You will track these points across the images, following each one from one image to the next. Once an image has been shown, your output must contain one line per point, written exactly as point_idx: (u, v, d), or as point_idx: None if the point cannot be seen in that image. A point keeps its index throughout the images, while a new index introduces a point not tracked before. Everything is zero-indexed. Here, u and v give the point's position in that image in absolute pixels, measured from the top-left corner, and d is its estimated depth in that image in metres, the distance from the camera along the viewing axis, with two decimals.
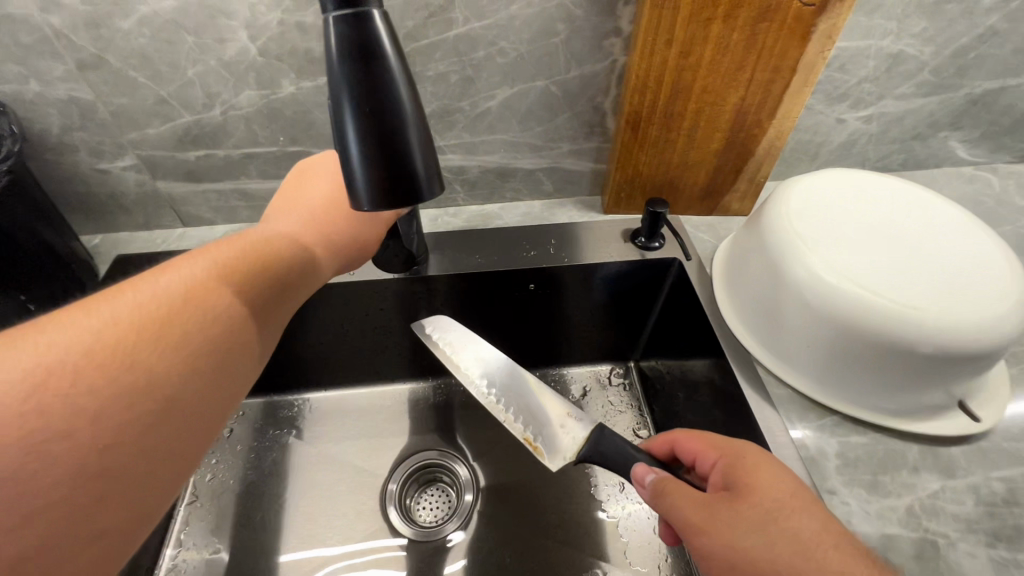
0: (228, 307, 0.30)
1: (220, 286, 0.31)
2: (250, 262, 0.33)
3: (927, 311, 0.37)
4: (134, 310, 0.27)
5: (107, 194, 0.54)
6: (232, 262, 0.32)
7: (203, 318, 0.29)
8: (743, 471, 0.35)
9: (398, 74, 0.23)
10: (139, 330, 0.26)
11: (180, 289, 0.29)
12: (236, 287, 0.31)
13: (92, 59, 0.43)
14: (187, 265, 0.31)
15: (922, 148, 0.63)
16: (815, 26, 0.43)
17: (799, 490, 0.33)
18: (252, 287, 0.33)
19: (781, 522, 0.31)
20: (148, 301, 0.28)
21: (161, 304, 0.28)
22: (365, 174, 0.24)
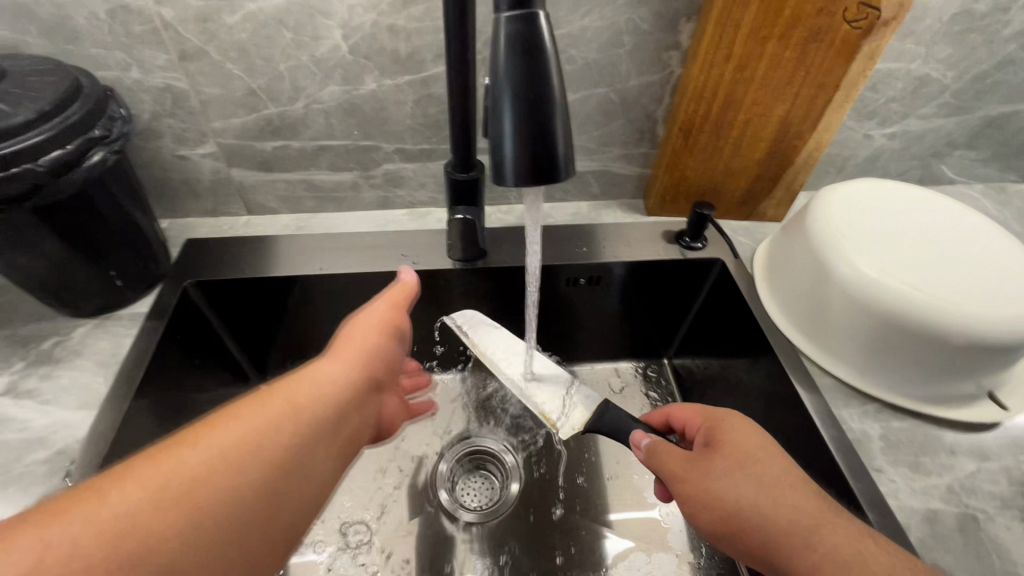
0: (265, 476, 0.30)
1: (261, 450, 0.30)
2: (294, 418, 0.33)
3: (967, 306, 0.41)
4: (166, 488, 0.26)
5: (183, 180, 0.56)
6: (277, 418, 0.32)
7: (258, 458, 0.30)
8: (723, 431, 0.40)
9: (552, 66, 0.26)
10: (165, 511, 0.25)
11: (217, 460, 0.28)
12: (278, 450, 0.31)
13: (195, 50, 0.46)
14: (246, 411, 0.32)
15: (939, 166, 0.68)
16: (860, 48, 0.47)
17: (769, 443, 0.38)
18: (312, 419, 0.33)
19: (754, 471, 0.36)
20: (184, 475, 0.27)
21: (195, 476, 0.27)
22: (514, 153, 0.27)
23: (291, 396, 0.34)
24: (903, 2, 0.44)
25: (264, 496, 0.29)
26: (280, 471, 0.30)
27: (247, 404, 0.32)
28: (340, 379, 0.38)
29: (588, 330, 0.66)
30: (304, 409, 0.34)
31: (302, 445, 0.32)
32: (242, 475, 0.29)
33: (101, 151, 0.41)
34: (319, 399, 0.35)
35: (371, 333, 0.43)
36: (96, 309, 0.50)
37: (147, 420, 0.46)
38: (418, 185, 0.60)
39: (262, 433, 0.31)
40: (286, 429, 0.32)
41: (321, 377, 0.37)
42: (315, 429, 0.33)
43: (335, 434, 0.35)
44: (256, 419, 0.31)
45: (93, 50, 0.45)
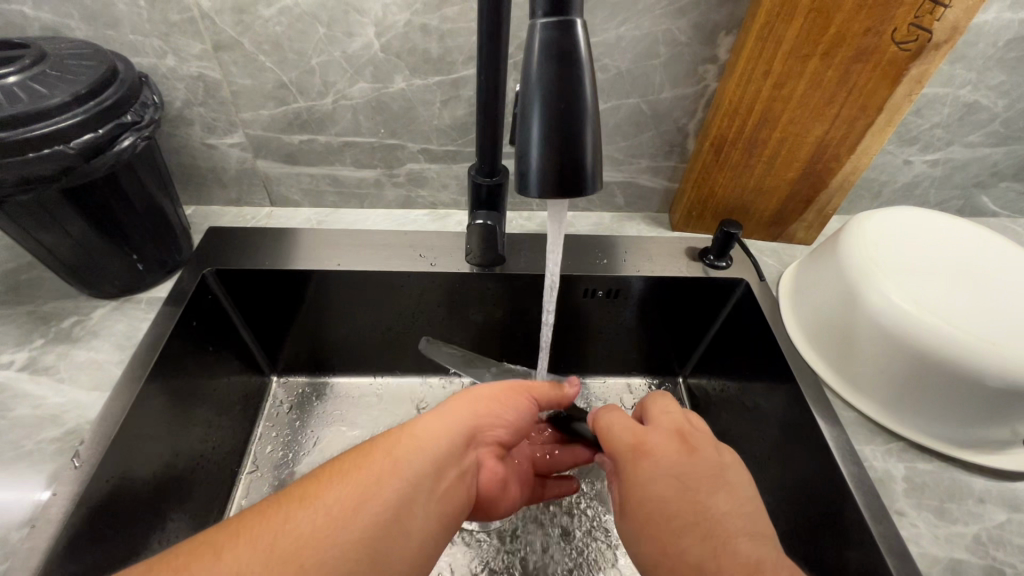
0: (366, 535, 0.29)
1: (363, 506, 0.30)
2: (397, 475, 0.32)
3: (1010, 348, 0.39)
4: (275, 545, 0.28)
5: (210, 168, 0.57)
6: (381, 476, 0.32)
7: (360, 525, 0.30)
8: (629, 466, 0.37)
9: (586, 76, 0.25)
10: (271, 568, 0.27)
11: (320, 519, 0.29)
12: (380, 507, 0.31)
13: (229, 41, 0.46)
14: (355, 474, 0.32)
15: (982, 197, 0.65)
16: (907, 70, 0.45)
17: (667, 505, 0.34)
18: (412, 484, 0.33)
19: (645, 513, 0.35)
20: (290, 533, 0.28)
21: (301, 533, 0.28)
22: (541, 163, 0.26)
23: (398, 453, 0.34)
24: (956, 25, 0.42)
25: (365, 555, 0.29)
26: (382, 532, 0.30)
27: (355, 467, 0.33)
28: (445, 433, 0.36)
29: (603, 343, 0.65)
30: (409, 467, 0.33)
31: (405, 506, 0.32)
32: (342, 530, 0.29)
33: (132, 136, 0.41)
34: (424, 455, 0.34)
35: (481, 392, 0.41)
36: (118, 291, 0.51)
37: (159, 404, 0.47)
38: (441, 186, 0.60)
39: (367, 492, 0.31)
40: (385, 494, 0.31)
41: (429, 432, 0.36)
42: (417, 488, 0.33)
43: (437, 494, 0.34)
44: (357, 485, 0.31)
45: (131, 36, 0.45)
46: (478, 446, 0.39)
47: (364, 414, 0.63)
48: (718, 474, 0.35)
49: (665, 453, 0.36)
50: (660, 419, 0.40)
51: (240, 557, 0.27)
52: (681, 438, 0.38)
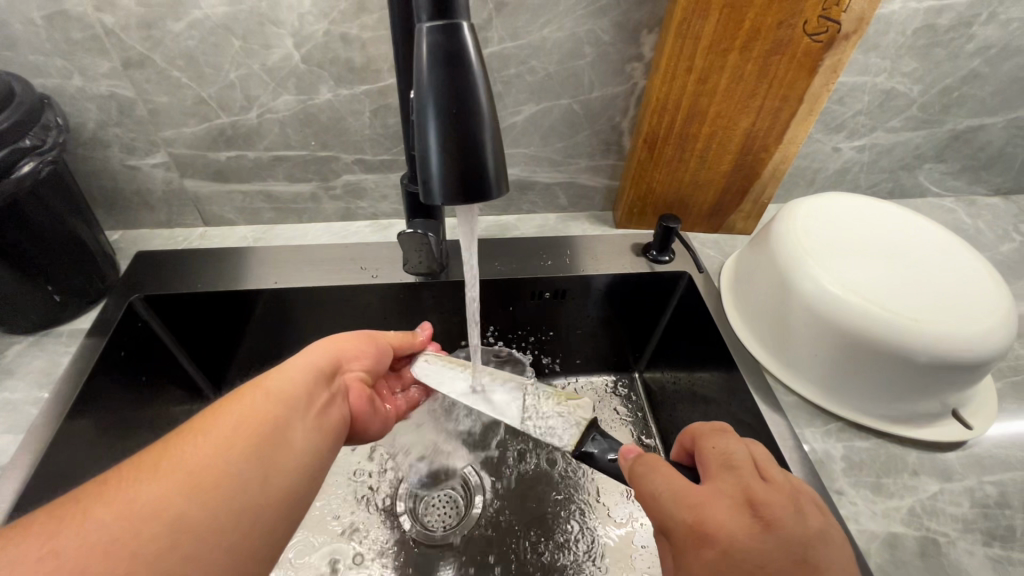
0: (252, 448, 0.30)
1: (244, 426, 0.31)
2: (271, 401, 0.34)
3: (928, 323, 0.40)
4: (160, 471, 0.27)
5: (135, 191, 0.54)
6: (256, 405, 0.33)
7: (245, 436, 0.31)
8: (689, 541, 0.30)
9: (478, 79, 0.25)
10: (168, 485, 0.26)
11: (204, 443, 0.29)
12: (260, 425, 0.32)
13: (139, 58, 0.44)
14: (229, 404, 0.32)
15: (909, 178, 0.68)
16: (821, 61, 0.46)
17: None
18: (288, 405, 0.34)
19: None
20: (175, 459, 0.28)
21: (187, 458, 0.28)
22: (442, 169, 0.25)
23: (266, 385, 0.35)
24: (862, 16, 0.44)
25: (259, 462, 0.30)
26: (270, 446, 0.31)
27: (228, 399, 0.33)
28: (309, 368, 0.39)
29: (558, 344, 0.65)
30: (280, 394, 0.35)
31: (285, 423, 0.33)
32: (230, 446, 0.30)
33: (33, 161, 0.39)
34: (293, 384, 0.36)
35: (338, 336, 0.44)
36: (36, 325, 0.48)
37: (85, 442, 0.44)
38: (381, 196, 0.59)
39: (246, 416, 0.32)
40: (266, 412, 0.33)
41: (292, 369, 0.38)
42: (293, 410, 0.34)
43: (315, 414, 0.36)
44: (235, 411, 0.32)
45: (30, 56, 0.43)
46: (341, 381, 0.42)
47: None
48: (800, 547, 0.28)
49: (736, 522, 0.29)
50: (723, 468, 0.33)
51: (124, 490, 0.26)
52: (749, 505, 0.30)
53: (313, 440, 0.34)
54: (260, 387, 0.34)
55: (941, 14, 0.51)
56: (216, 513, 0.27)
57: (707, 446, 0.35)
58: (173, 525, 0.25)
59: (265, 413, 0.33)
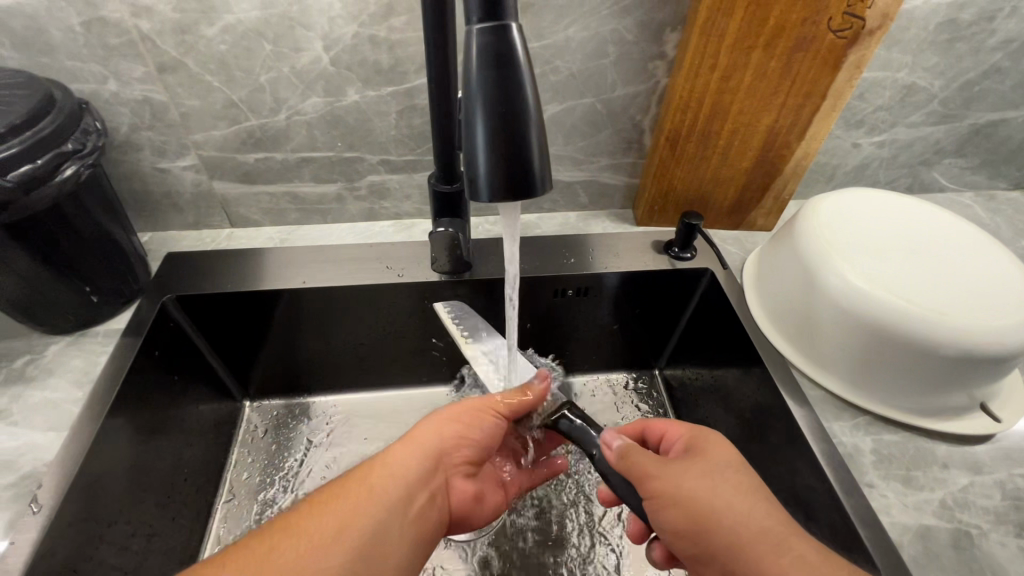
0: (347, 563, 0.32)
1: (343, 534, 0.33)
2: (372, 506, 0.34)
3: (959, 318, 0.40)
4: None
5: (164, 193, 0.55)
6: (356, 508, 0.34)
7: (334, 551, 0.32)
8: (686, 463, 0.36)
9: (525, 78, 0.25)
10: None
11: (304, 550, 0.31)
12: (356, 538, 0.33)
13: (173, 63, 0.45)
14: (332, 506, 0.34)
15: (928, 174, 0.68)
16: (846, 57, 0.47)
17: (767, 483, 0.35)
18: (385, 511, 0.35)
19: (715, 501, 0.33)
20: (274, 568, 0.30)
21: (285, 565, 0.30)
22: (490, 167, 0.26)
23: (371, 483, 0.36)
24: (887, 11, 0.44)
25: None
26: (363, 557, 0.32)
27: (338, 495, 0.35)
28: (413, 463, 0.38)
29: (579, 341, 0.65)
30: (382, 496, 0.35)
31: (379, 542, 0.33)
32: (327, 558, 0.31)
33: (74, 164, 0.40)
34: (398, 486, 0.36)
35: (444, 413, 0.43)
36: (73, 326, 0.49)
37: (123, 440, 0.45)
38: (405, 196, 0.60)
39: (346, 522, 0.33)
40: (362, 520, 0.34)
41: (398, 462, 0.38)
42: (390, 516, 0.35)
43: (411, 516, 0.36)
44: (334, 516, 0.33)
45: (68, 63, 0.44)
46: (446, 469, 0.42)
47: (342, 431, 0.61)
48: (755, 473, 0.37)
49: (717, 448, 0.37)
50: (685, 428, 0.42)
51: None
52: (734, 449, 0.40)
53: (403, 552, 0.35)
54: (364, 484, 0.36)
55: (963, 9, 0.51)
56: None
57: (656, 422, 0.44)
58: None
59: (362, 521, 0.34)
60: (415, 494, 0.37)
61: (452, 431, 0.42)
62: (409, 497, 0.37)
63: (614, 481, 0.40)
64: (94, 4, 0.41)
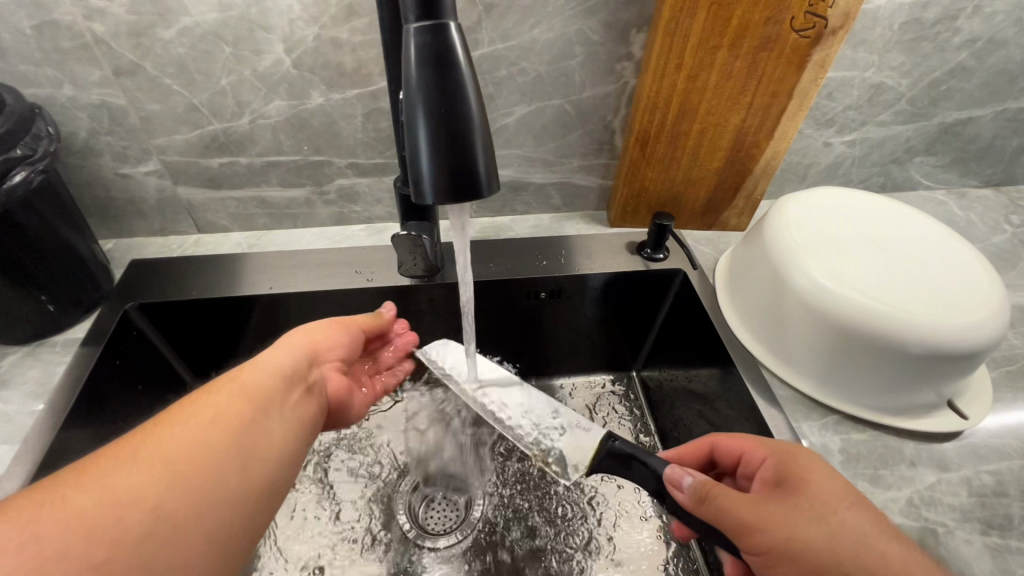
0: (230, 437, 0.31)
1: (220, 416, 0.32)
2: (250, 392, 0.35)
3: (920, 313, 0.40)
4: (137, 461, 0.27)
5: (127, 199, 0.54)
6: (233, 398, 0.33)
7: (219, 422, 0.31)
8: (785, 504, 0.33)
9: (467, 78, 0.25)
10: (140, 468, 0.27)
11: (182, 430, 0.30)
12: (237, 414, 0.32)
13: (130, 66, 0.44)
14: (209, 395, 0.33)
15: (900, 172, 0.68)
16: (810, 56, 0.47)
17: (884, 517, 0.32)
18: (262, 391, 0.35)
19: (840, 550, 0.30)
20: (154, 442, 0.29)
21: (163, 446, 0.28)
22: (432, 167, 0.25)
23: (243, 378, 0.35)
24: (848, 11, 0.44)
25: (232, 449, 0.31)
26: (247, 434, 0.32)
27: (212, 388, 0.34)
28: (285, 358, 0.39)
29: (554, 344, 0.65)
30: (257, 386, 0.35)
31: (262, 416, 0.34)
32: (207, 429, 0.30)
33: (25, 169, 0.40)
34: (272, 376, 0.37)
35: (314, 323, 0.44)
36: (31, 335, 0.48)
37: (81, 452, 0.44)
38: (375, 200, 0.59)
39: (225, 406, 0.32)
40: (242, 401, 0.34)
41: (270, 359, 0.38)
42: (270, 401, 0.35)
43: (289, 401, 0.37)
44: (213, 400, 0.33)
45: (20, 67, 0.43)
46: (321, 368, 0.43)
47: None
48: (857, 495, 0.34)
49: (807, 473, 0.35)
50: (763, 451, 0.38)
51: (100, 476, 0.26)
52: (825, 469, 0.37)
53: (288, 426, 0.35)
54: (236, 379, 0.35)
55: (927, 9, 0.52)
56: (188, 490, 0.27)
57: (728, 442, 0.41)
58: (154, 514, 0.26)
59: (243, 402, 0.33)
60: (293, 383, 0.38)
61: (325, 332, 0.44)
62: (286, 385, 0.37)
63: (691, 524, 0.38)
64: (45, 7, 0.40)
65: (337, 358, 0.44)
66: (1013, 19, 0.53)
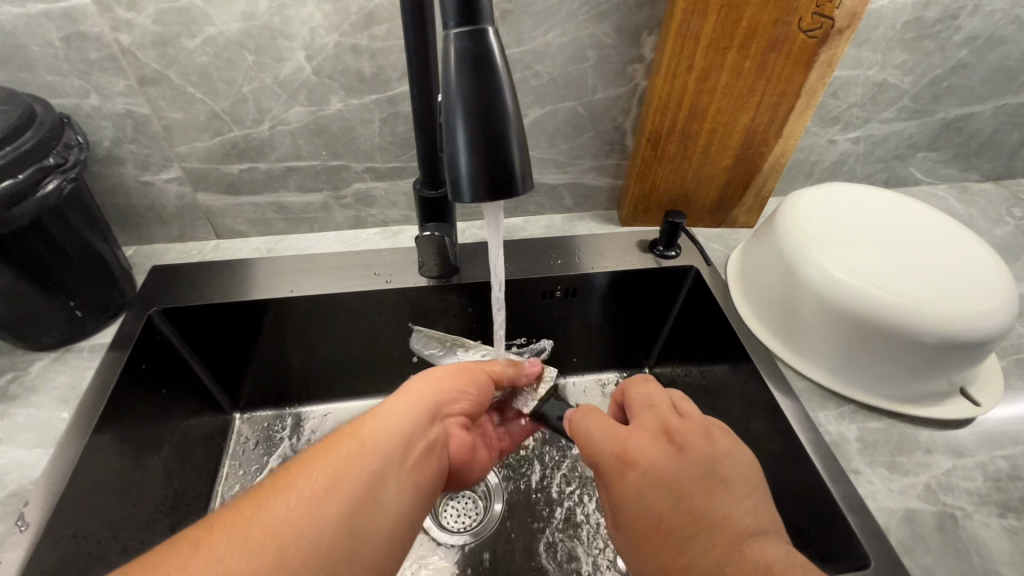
0: (343, 510, 0.30)
1: (335, 486, 0.31)
2: (368, 454, 0.34)
3: (935, 304, 0.41)
4: (248, 541, 0.28)
5: (148, 206, 0.55)
6: (348, 459, 0.33)
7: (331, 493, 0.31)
8: (632, 536, 0.37)
9: (504, 81, 0.26)
10: (252, 552, 0.27)
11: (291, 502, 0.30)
12: (352, 483, 0.32)
13: (155, 75, 0.45)
14: (324, 459, 0.33)
15: (903, 168, 0.69)
16: (817, 56, 0.48)
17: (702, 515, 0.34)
18: (382, 455, 0.34)
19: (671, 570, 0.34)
20: (269, 518, 0.29)
21: (274, 522, 0.29)
22: (470, 166, 0.26)
23: (361, 438, 0.35)
24: (854, 11, 0.46)
25: (343, 528, 0.30)
26: (357, 506, 0.31)
27: (329, 449, 0.34)
28: (406, 413, 0.38)
29: (567, 343, 0.66)
30: (377, 447, 0.34)
31: (379, 484, 0.33)
32: (321, 503, 0.30)
33: (57, 178, 0.40)
34: (391, 434, 0.36)
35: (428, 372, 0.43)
36: (57, 341, 0.49)
37: (111, 456, 0.45)
38: (391, 203, 0.60)
39: (339, 473, 0.32)
40: (357, 464, 0.33)
41: (390, 415, 0.37)
42: (386, 465, 0.34)
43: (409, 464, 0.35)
44: (329, 465, 0.32)
45: (48, 78, 0.44)
46: (444, 423, 0.41)
47: None
48: (688, 494, 0.34)
49: (629, 490, 0.36)
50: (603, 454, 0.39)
51: (215, 555, 0.27)
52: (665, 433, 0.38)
53: (404, 493, 0.34)
54: (352, 437, 0.35)
55: (928, 8, 0.53)
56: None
57: (587, 423, 0.42)
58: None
59: (358, 466, 0.33)
60: (413, 443, 0.37)
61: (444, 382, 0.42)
62: (407, 445, 0.36)
63: None
64: (73, 19, 0.41)
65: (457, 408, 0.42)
66: (1011, 17, 0.55)
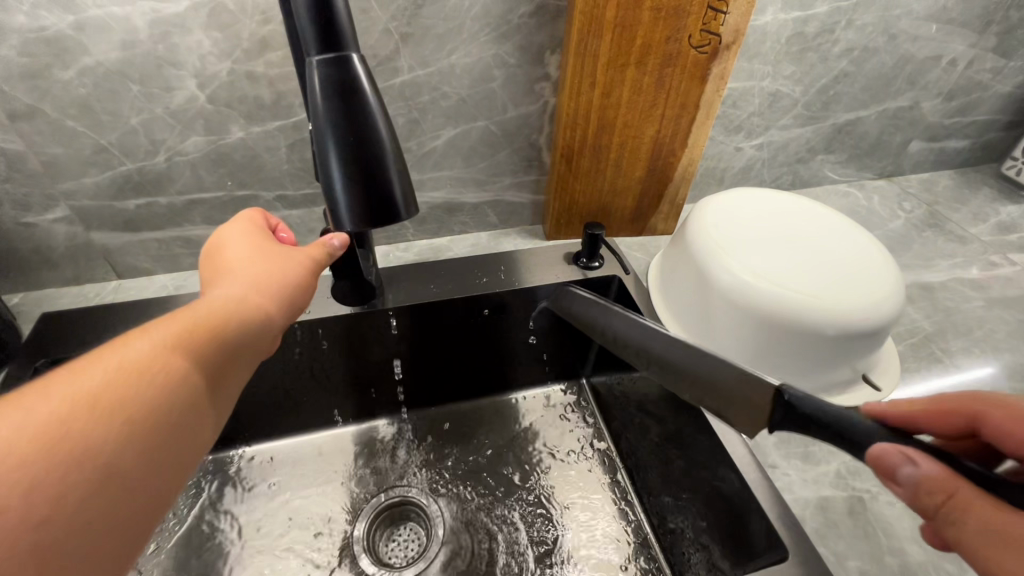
0: (161, 394, 0.26)
1: (156, 367, 0.26)
2: (200, 339, 0.29)
3: (827, 297, 0.44)
4: (48, 419, 0.22)
5: (33, 249, 0.51)
6: (165, 337, 0.27)
7: (153, 377, 0.26)
8: None
9: (375, 107, 0.25)
10: (47, 432, 0.22)
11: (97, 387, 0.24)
12: (176, 363, 0.27)
13: (26, 109, 0.42)
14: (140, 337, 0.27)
15: (806, 170, 0.74)
16: (709, 70, 0.51)
17: None
18: (211, 340, 0.29)
19: None
20: (76, 394, 0.23)
21: (81, 402, 0.23)
22: (346, 194, 0.26)
23: (193, 320, 0.29)
24: (738, 28, 0.49)
25: (164, 416, 0.26)
26: (183, 390, 0.27)
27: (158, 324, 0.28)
28: (244, 296, 0.32)
29: (500, 360, 0.66)
30: (207, 333, 0.29)
31: (207, 371, 0.28)
32: (139, 388, 0.25)
33: None
34: (226, 321, 0.30)
35: (241, 236, 0.37)
36: None
37: None
38: (308, 231, 0.58)
39: (162, 353, 0.27)
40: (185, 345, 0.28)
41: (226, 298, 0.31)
42: (214, 353, 0.29)
43: (239, 349, 0.31)
44: (153, 343, 0.27)
45: None
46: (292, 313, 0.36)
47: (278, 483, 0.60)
48: None
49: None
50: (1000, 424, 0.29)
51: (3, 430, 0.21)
52: None
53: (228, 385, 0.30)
54: (183, 317, 0.29)
55: (808, 23, 0.57)
56: (101, 464, 0.23)
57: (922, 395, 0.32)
58: (53, 498, 0.21)
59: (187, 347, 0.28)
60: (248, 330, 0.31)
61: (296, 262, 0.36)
62: (242, 329, 0.31)
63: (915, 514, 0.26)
64: None
65: (311, 276, 0.37)
66: (881, 30, 0.60)
